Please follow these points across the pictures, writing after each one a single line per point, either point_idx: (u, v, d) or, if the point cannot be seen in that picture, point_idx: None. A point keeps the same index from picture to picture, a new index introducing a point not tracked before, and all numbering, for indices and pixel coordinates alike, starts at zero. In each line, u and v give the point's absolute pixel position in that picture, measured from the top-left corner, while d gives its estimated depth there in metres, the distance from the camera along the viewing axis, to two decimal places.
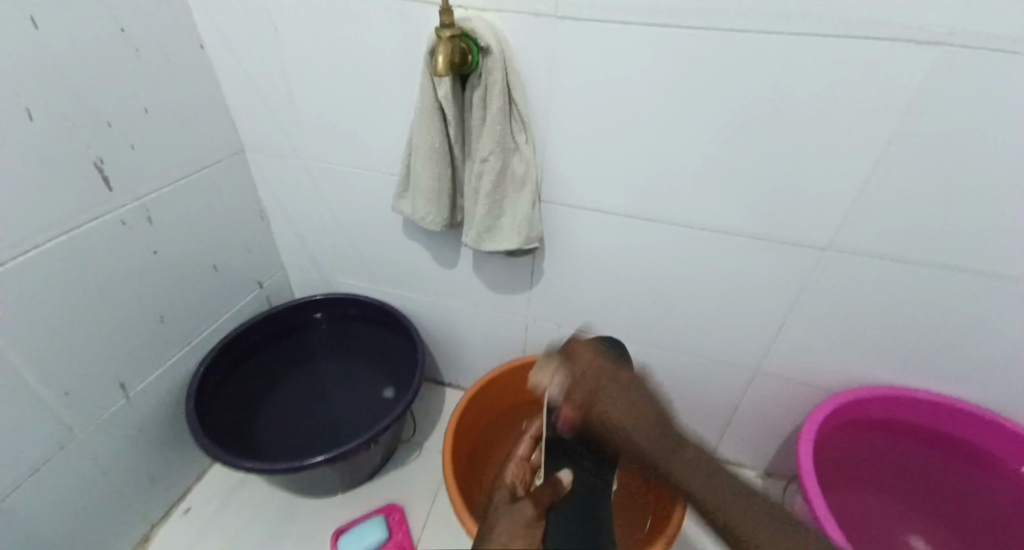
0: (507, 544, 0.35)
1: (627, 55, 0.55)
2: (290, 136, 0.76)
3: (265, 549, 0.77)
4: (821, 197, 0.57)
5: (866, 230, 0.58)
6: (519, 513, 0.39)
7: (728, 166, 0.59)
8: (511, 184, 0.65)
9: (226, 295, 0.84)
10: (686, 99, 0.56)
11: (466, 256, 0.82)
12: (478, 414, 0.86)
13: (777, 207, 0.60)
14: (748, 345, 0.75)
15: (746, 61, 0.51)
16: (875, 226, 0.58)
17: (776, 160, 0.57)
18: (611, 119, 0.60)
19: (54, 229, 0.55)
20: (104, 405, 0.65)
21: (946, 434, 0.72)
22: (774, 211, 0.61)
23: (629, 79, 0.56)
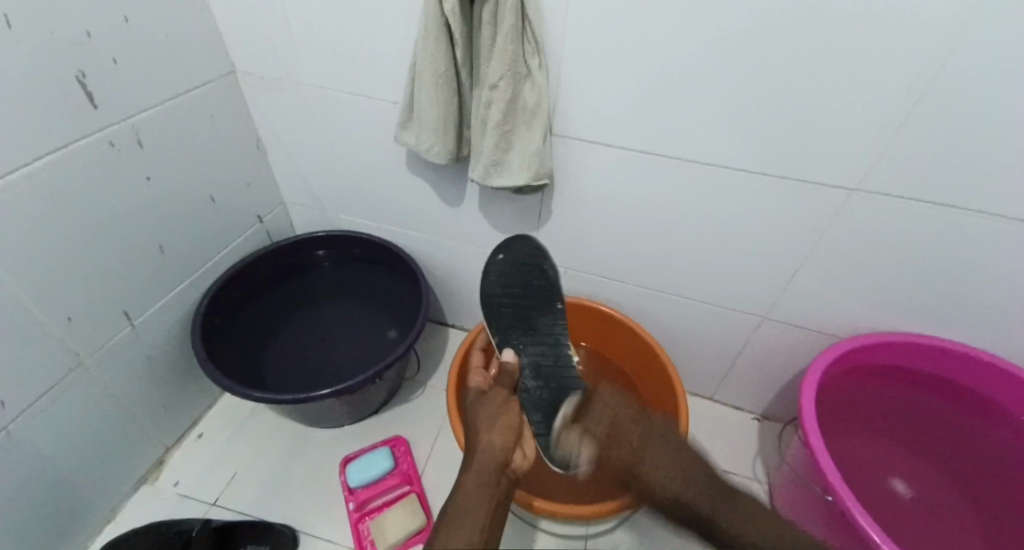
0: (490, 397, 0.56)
1: None
2: (284, 56, 0.70)
3: (277, 472, 0.81)
4: (860, 135, 0.53)
5: (905, 173, 0.54)
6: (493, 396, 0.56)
7: (763, 98, 0.54)
8: (522, 115, 0.61)
9: (226, 229, 0.82)
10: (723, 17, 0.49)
11: (472, 194, 0.78)
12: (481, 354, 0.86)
13: (812, 147, 0.55)
14: (759, 293, 0.74)
15: None
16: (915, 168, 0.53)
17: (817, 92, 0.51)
18: (634, 42, 0.54)
19: (39, 154, 0.51)
20: (109, 333, 0.65)
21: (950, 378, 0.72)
22: (806, 151, 0.56)
23: None
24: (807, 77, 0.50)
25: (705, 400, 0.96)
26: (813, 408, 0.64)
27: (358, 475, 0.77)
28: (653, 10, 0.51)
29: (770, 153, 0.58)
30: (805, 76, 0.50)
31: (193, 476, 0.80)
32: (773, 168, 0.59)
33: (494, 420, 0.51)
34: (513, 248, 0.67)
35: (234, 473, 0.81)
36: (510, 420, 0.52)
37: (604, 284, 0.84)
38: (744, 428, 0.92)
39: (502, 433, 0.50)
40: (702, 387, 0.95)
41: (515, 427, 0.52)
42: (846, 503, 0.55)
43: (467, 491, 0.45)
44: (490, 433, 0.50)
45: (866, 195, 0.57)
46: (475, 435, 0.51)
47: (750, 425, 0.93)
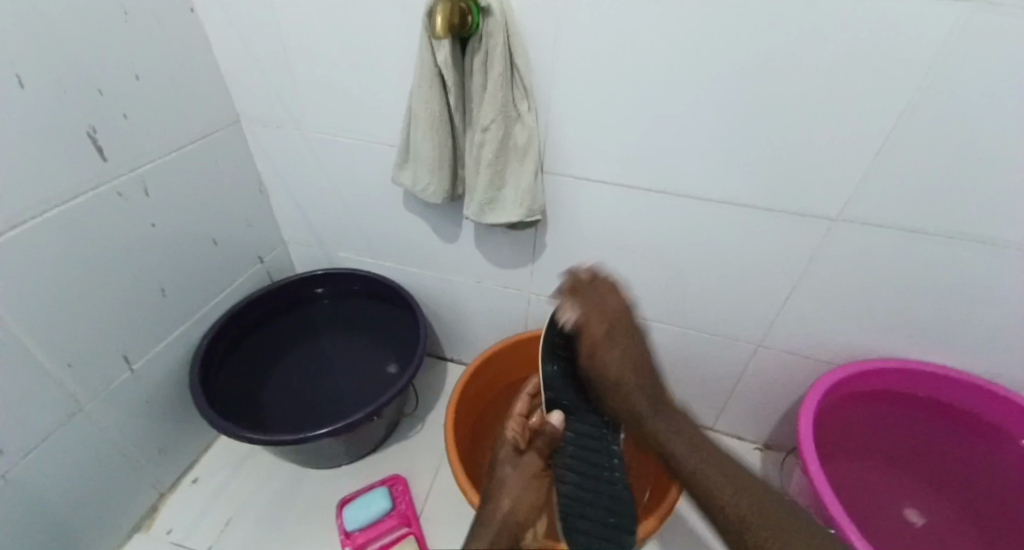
0: (522, 473, 0.54)
1: (637, 15, 0.51)
2: (286, 105, 0.73)
3: (273, 517, 0.79)
4: (836, 167, 0.55)
5: (881, 203, 0.56)
6: (523, 466, 0.55)
7: (739, 134, 0.56)
8: (513, 153, 0.63)
9: (227, 269, 0.83)
10: (697, 61, 0.52)
11: (468, 230, 0.80)
12: (477, 388, 0.86)
13: (792, 178, 0.58)
14: (753, 320, 0.74)
15: (767, 19, 0.47)
16: (891, 199, 0.56)
17: (792, 128, 0.54)
18: (618, 83, 0.57)
19: (55, 198, 0.53)
20: (109, 377, 0.65)
21: (947, 405, 0.72)
22: (786, 183, 0.58)
23: (638, 42, 0.53)
24: (782, 112, 0.53)
25: (707, 430, 0.95)
26: (811, 435, 0.63)
27: (355, 517, 0.75)
28: (633, 56, 0.54)
29: (753, 185, 0.60)
30: (779, 111, 0.53)
31: (187, 523, 0.78)
32: (756, 199, 0.61)
33: (519, 492, 0.52)
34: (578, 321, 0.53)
35: (229, 518, 0.79)
36: (531, 498, 0.52)
37: None
38: (748, 458, 0.91)
39: (521, 510, 0.51)
40: (703, 416, 0.94)
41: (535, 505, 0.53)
42: (846, 532, 0.54)
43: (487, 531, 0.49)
44: (509, 509, 0.51)
45: (850, 222, 0.59)
46: (495, 499, 0.52)
47: (755, 455, 0.91)
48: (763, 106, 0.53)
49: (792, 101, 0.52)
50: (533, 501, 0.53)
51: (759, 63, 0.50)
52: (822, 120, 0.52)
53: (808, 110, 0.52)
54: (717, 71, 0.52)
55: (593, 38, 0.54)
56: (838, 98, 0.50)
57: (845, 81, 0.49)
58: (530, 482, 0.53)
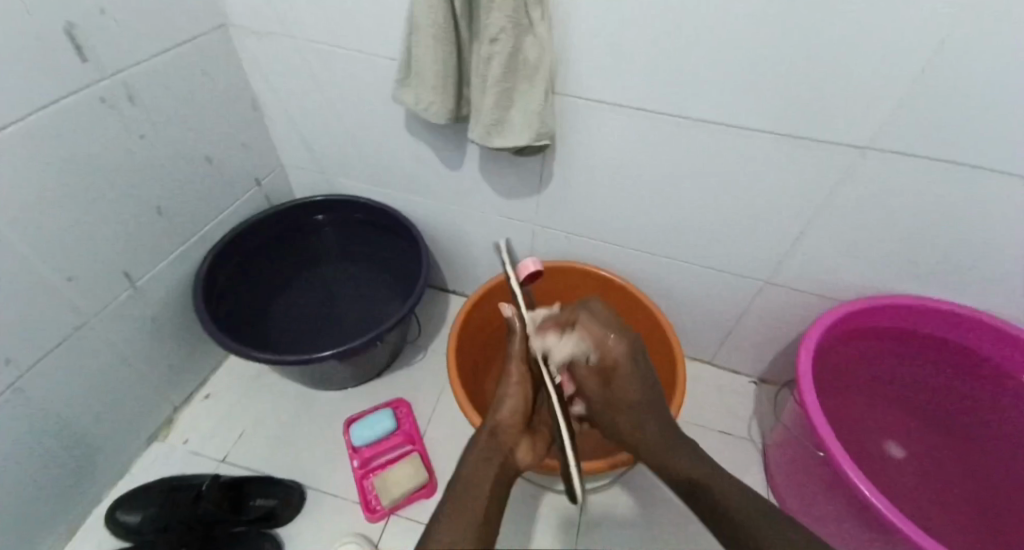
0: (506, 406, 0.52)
1: None
2: (277, 9, 0.67)
3: (282, 432, 0.83)
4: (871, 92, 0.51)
5: (912, 132, 0.52)
6: (509, 387, 0.54)
7: (767, 52, 0.52)
8: (523, 70, 0.58)
9: (224, 190, 0.81)
10: None
11: (473, 156, 0.77)
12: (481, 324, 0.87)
13: (822, 103, 0.54)
14: (761, 258, 0.73)
15: None
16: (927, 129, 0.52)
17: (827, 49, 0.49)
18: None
19: (34, 107, 0.50)
20: (112, 294, 0.65)
21: (951, 344, 0.72)
22: (816, 108, 0.54)
23: None
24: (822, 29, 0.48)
25: (704, 366, 0.97)
26: (809, 369, 0.64)
27: (362, 436, 0.78)
28: None
29: (780, 110, 0.56)
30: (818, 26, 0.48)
31: (202, 434, 0.82)
32: (780, 126, 0.57)
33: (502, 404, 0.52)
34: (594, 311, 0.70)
35: (242, 432, 0.83)
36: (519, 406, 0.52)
37: (606, 248, 0.84)
38: (741, 392, 0.94)
39: (510, 419, 0.51)
40: (700, 352, 0.95)
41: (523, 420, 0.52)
42: (837, 457, 0.56)
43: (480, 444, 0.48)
44: (503, 417, 0.51)
45: (877, 154, 0.56)
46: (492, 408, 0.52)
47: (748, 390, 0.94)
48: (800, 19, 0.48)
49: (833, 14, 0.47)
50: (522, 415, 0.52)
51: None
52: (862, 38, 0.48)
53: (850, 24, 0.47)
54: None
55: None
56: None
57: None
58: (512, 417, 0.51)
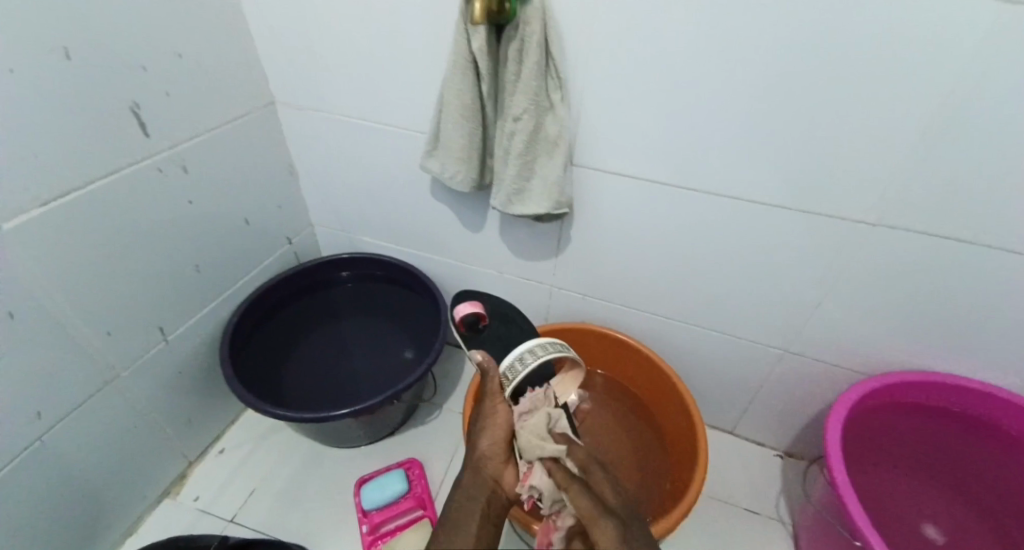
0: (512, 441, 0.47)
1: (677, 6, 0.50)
2: (319, 90, 0.74)
3: (292, 491, 0.82)
4: (879, 170, 0.53)
5: (924, 209, 0.54)
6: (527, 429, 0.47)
7: (775, 132, 0.54)
8: (543, 144, 0.62)
9: (257, 249, 0.85)
10: (738, 55, 0.50)
11: (493, 221, 0.80)
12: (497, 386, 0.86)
13: (833, 179, 0.55)
14: (779, 326, 0.73)
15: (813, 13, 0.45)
16: (939, 205, 0.53)
17: (833, 129, 0.52)
18: (654, 78, 0.56)
19: (97, 176, 0.55)
20: (145, 347, 0.68)
21: (984, 422, 0.68)
22: (828, 185, 0.56)
23: (678, 34, 0.51)
24: (827, 114, 0.51)
25: (727, 435, 0.94)
26: (838, 445, 0.61)
27: (372, 498, 0.76)
28: (669, 48, 0.53)
29: (792, 185, 0.58)
30: (823, 112, 0.51)
31: (213, 491, 0.81)
32: (794, 200, 0.59)
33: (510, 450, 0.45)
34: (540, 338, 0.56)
35: (252, 490, 0.82)
36: (498, 432, 0.49)
37: (621, 311, 0.84)
38: (766, 464, 0.89)
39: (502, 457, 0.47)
40: (722, 420, 0.92)
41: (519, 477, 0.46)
42: (873, 548, 0.53)
43: (462, 486, 0.44)
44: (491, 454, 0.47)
45: (891, 229, 0.57)
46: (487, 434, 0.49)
47: (775, 462, 0.89)
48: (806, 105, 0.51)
49: (836, 102, 0.50)
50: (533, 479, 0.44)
51: (804, 63, 0.48)
52: (866, 123, 0.50)
53: (854, 111, 0.50)
54: (759, 70, 0.50)
55: (631, 30, 0.53)
56: (885, 98, 0.48)
57: (894, 84, 0.47)
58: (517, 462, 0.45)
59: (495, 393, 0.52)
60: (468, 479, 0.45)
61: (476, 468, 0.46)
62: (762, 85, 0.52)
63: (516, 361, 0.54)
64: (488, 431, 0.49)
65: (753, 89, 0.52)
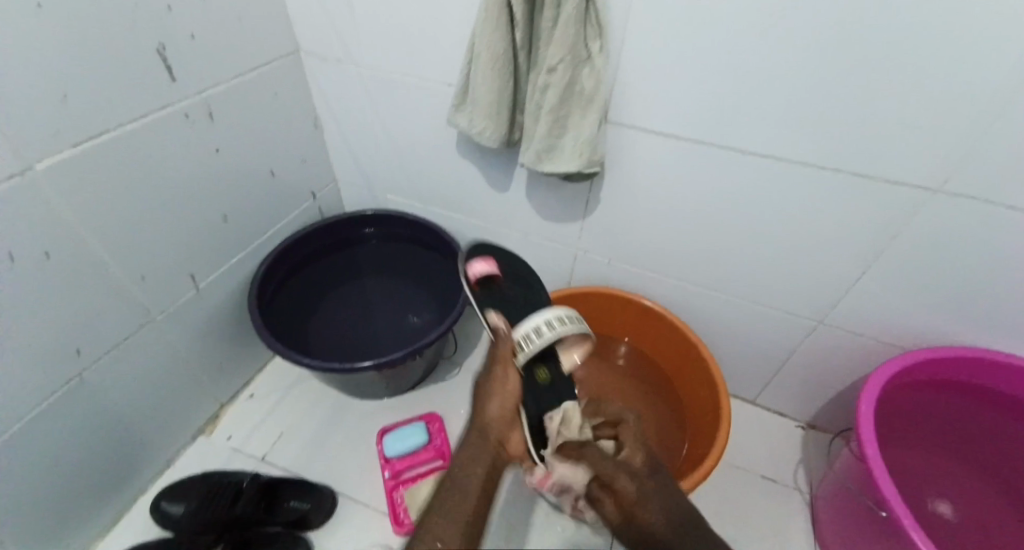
0: (491, 402, 0.45)
1: None
2: (344, 37, 0.72)
3: (318, 436, 0.85)
4: (942, 134, 0.49)
5: (986, 177, 0.50)
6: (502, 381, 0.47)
7: (834, 88, 0.50)
8: (577, 100, 0.59)
9: (283, 202, 0.85)
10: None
11: (521, 180, 0.78)
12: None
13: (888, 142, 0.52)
14: (811, 297, 0.71)
15: None
16: (1004, 173, 0.49)
17: (899, 87, 0.47)
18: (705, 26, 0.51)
19: (127, 119, 0.55)
20: (178, 293, 0.70)
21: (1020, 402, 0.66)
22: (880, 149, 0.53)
23: None
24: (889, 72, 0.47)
25: (747, 405, 0.93)
26: (871, 416, 0.60)
27: (394, 446, 0.79)
28: None
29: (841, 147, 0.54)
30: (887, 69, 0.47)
31: (245, 432, 0.85)
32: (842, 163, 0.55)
33: (487, 427, 0.44)
34: (563, 309, 0.53)
35: (281, 433, 0.85)
36: (508, 400, 0.46)
37: (648, 277, 0.83)
38: (786, 433, 0.89)
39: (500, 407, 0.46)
40: (744, 390, 0.92)
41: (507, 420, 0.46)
42: (897, 517, 0.53)
43: (466, 446, 0.42)
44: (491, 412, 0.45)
45: (947, 198, 0.53)
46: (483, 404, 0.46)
47: (795, 434, 0.89)
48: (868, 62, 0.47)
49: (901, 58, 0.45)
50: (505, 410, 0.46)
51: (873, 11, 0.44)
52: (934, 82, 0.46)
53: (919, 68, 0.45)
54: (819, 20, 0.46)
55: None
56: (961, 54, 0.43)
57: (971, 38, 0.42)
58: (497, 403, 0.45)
59: (506, 363, 0.48)
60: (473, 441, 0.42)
61: (480, 433, 0.43)
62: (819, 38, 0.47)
63: (532, 332, 0.50)
64: (495, 396, 0.46)
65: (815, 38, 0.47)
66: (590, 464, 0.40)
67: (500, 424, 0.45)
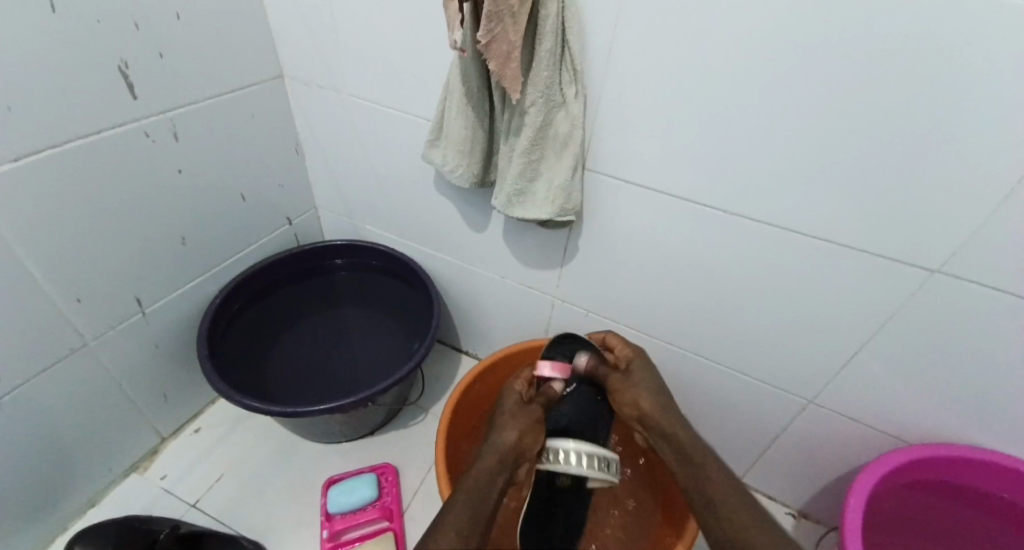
0: (507, 428, 0.49)
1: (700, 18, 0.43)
2: (328, 67, 0.70)
3: (258, 481, 0.78)
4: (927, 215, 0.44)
5: (979, 262, 0.45)
6: (528, 413, 0.51)
7: (799, 153, 0.47)
8: (551, 144, 0.55)
9: (253, 228, 0.81)
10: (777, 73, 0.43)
11: (500, 224, 0.74)
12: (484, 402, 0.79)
13: None
14: (802, 377, 0.64)
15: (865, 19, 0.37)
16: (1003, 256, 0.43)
17: (882, 153, 0.43)
18: (686, 88, 0.48)
19: (76, 133, 0.52)
20: (118, 317, 0.65)
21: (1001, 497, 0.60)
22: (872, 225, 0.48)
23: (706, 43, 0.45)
24: (882, 149, 0.43)
25: (734, 483, 0.85)
26: (858, 531, 0.55)
27: (338, 501, 0.72)
28: (692, 60, 0.46)
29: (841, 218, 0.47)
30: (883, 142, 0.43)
31: (181, 472, 0.79)
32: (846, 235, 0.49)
33: (509, 429, 0.49)
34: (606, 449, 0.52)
35: (219, 475, 0.78)
36: (514, 445, 0.48)
37: (627, 333, 0.76)
38: (779, 525, 0.80)
39: (505, 448, 0.48)
40: (730, 465, 0.83)
41: (528, 427, 0.50)
42: None
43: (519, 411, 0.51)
44: (498, 444, 0.48)
45: (951, 279, 0.47)
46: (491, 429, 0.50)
47: (785, 523, 0.80)
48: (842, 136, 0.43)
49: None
50: (522, 438, 0.49)
51: (854, 87, 0.41)
52: (931, 158, 0.42)
53: (905, 149, 0.42)
54: (797, 88, 0.43)
55: (660, 57, 0.47)
56: (950, 129, 0.40)
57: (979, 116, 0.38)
58: (519, 426, 0.49)
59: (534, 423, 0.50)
60: (504, 420, 0.50)
61: (491, 451, 0.48)
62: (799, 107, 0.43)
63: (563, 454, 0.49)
64: (507, 428, 0.49)
65: (790, 107, 0.44)
66: (501, 449, 0.48)
67: (507, 452, 0.48)
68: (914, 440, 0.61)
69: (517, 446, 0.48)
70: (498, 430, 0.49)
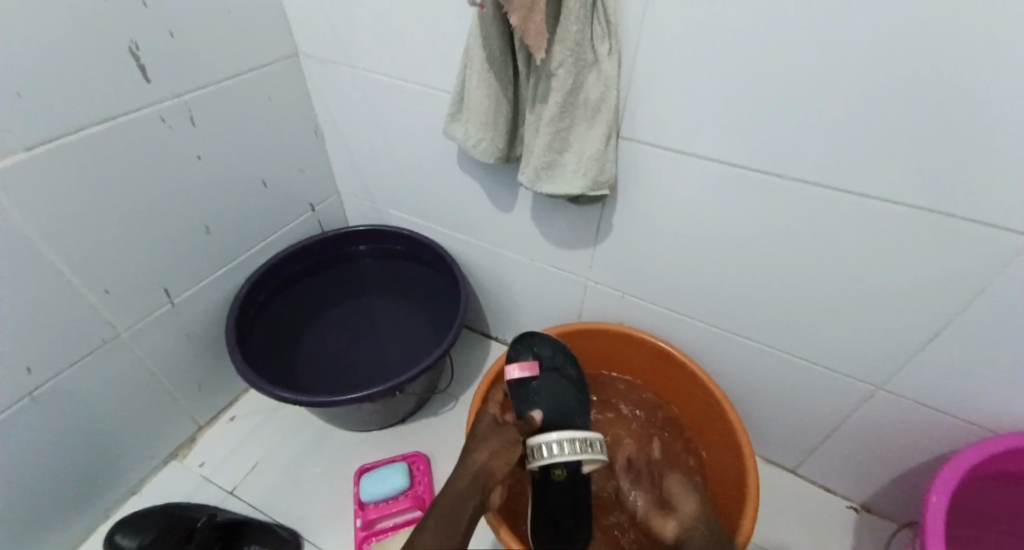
0: (489, 435, 0.52)
1: None
2: (343, 41, 0.66)
3: (292, 468, 0.78)
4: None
5: None
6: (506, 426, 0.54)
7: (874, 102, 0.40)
8: (582, 110, 0.50)
9: (275, 216, 0.80)
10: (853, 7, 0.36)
11: (528, 203, 0.70)
12: None
13: (994, 181, 0.39)
14: (869, 360, 0.57)
15: None
16: None
17: None
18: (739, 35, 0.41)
19: (88, 121, 0.51)
20: (147, 308, 0.65)
21: None
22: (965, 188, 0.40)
23: None
24: None
25: (785, 473, 0.80)
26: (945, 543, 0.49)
27: (371, 490, 0.71)
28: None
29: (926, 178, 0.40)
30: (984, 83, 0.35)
31: (218, 459, 0.80)
32: (933, 199, 0.42)
33: (487, 443, 0.50)
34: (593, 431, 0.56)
35: (254, 463, 0.79)
36: (499, 459, 0.49)
37: (666, 315, 0.71)
38: (836, 519, 0.74)
39: (487, 460, 0.48)
40: (782, 455, 0.77)
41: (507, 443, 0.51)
42: None
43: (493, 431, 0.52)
44: (482, 457, 0.48)
45: None
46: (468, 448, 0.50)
47: (844, 517, 0.74)
48: (929, 81, 0.36)
49: (991, 70, 0.34)
50: (503, 450, 0.50)
51: None
52: None
53: None
54: None
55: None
56: None
57: None
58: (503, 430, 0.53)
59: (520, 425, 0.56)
60: (481, 440, 0.51)
61: (470, 464, 0.47)
62: (878, 48, 0.36)
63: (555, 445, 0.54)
64: (484, 445, 0.50)
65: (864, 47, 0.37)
66: (481, 464, 0.48)
67: (491, 467, 0.48)
68: (1002, 430, 0.54)
69: (497, 461, 0.49)
70: (478, 446, 0.50)
